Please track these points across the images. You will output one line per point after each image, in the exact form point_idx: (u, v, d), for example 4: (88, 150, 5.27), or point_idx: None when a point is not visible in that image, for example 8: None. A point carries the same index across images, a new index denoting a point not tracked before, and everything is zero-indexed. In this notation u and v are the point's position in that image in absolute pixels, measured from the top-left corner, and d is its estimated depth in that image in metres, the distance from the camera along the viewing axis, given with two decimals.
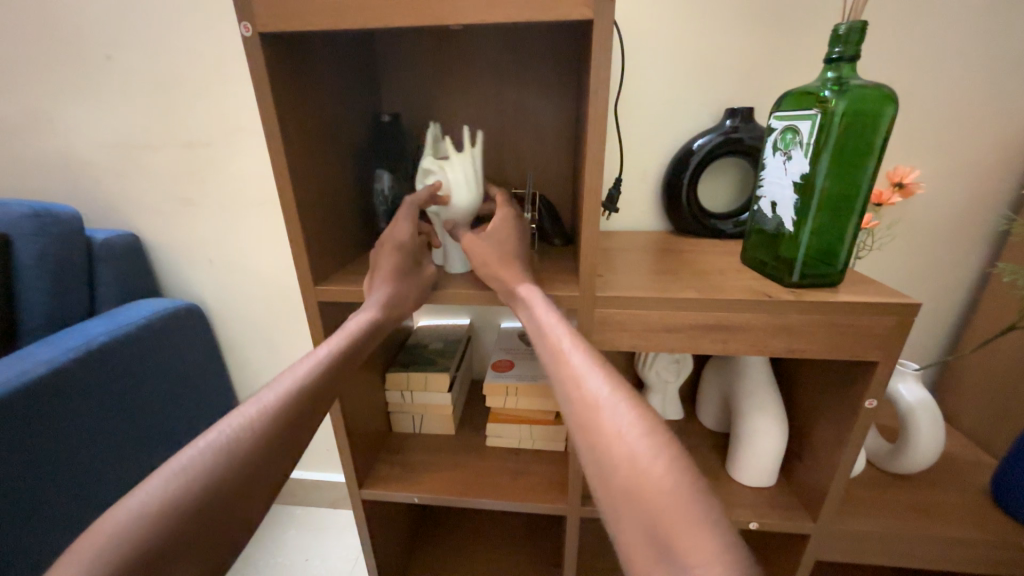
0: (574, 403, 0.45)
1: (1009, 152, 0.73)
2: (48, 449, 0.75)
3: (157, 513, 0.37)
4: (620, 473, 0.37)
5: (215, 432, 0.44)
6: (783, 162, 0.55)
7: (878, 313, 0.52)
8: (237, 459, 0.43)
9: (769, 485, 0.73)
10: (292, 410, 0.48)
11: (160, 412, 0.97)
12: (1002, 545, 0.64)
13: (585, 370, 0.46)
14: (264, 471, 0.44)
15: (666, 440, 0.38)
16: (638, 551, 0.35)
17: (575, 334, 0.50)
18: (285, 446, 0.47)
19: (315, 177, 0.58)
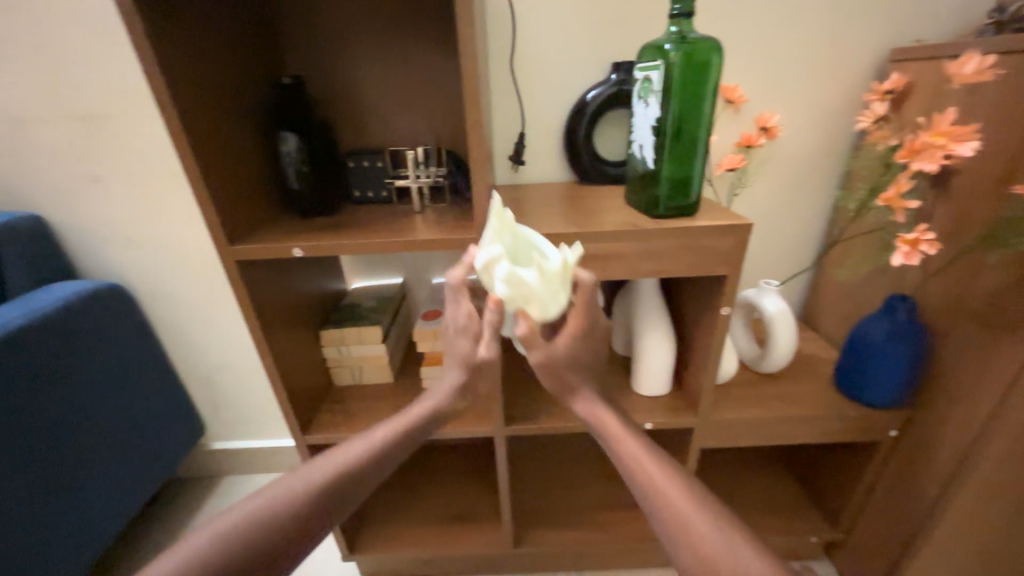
0: (645, 489, 0.52)
1: (848, 96, 0.86)
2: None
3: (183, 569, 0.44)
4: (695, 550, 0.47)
5: (265, 497, 0.52)
6: (644, 109, 0.63)
7: (721, 233, 0.63)
8: (287, 523, 0.51)
9: (664, 393, 0.86)
10: (336, 487, 0.56)
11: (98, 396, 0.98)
12: (836, 416, 0.81)
13: (649, 462, 0.53)
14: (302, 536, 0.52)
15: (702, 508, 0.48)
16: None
17: (631, 426, 0.57)
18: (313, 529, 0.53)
19: (216, 141, 0.60)
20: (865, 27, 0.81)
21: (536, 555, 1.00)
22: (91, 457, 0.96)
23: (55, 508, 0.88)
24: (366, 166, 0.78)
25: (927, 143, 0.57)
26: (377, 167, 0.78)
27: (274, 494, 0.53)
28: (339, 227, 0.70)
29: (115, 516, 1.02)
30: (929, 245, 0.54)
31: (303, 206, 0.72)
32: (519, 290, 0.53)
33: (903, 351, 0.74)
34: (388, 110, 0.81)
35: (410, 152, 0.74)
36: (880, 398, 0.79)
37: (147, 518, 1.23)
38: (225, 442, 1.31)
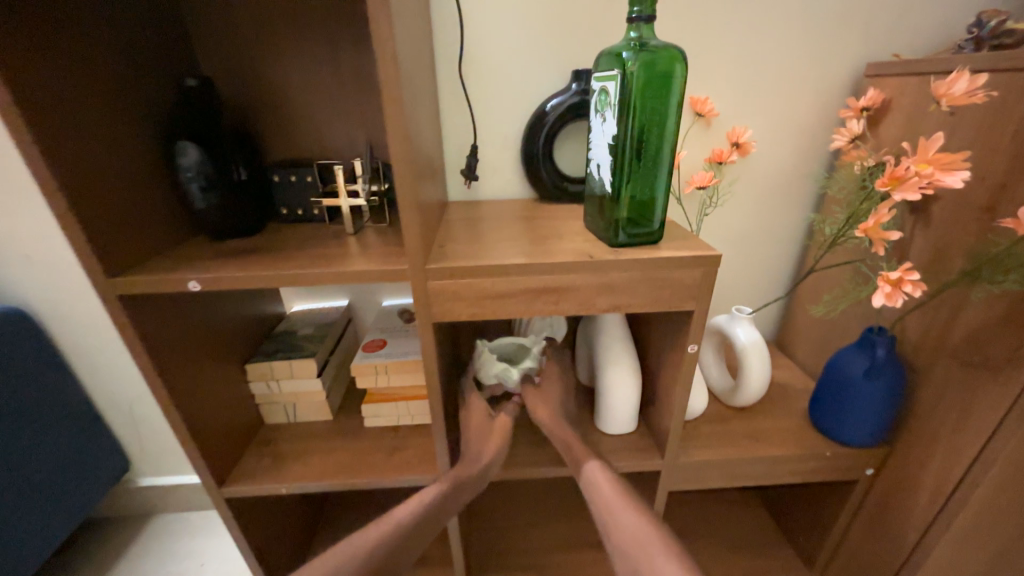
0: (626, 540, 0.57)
1: (822, 112, 0.81)
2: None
3: None
4: None
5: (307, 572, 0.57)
6: (601, 123, 0.56)
7: (687, 265, 0.56)
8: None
9: (630, 430, 0.79)
10: (389, 550, 0.61)
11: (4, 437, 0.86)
12: (812, 456, 0.75)
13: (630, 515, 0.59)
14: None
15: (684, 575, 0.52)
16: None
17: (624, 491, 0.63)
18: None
19: (87, 154, 0.50)
20: (839, 39, 0.76)
21: None
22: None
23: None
24: (293, 181, 0.70)
25: (911, 171, 0.51)
26: (305, 182, 0.70)
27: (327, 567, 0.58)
28: (253, 253, 0.60)
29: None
30: (914, 286, 0.48)
31: (212, 227, 0.62)
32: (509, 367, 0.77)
33: (880, 387, 0.69)
34: (321, 118, 0.72)
35: (341, 166, 0.65)
36: (859, 436, 0.73)
37: (60, 569, 1.09)
38: (155, 479, 1.19)
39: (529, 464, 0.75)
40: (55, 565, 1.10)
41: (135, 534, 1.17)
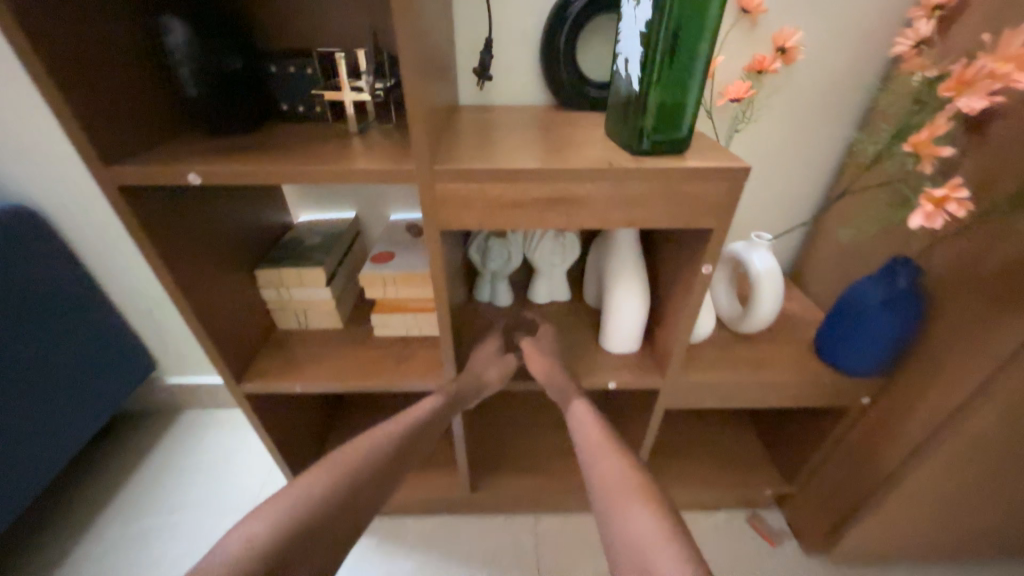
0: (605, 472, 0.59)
1: (888, 11, 0.70)
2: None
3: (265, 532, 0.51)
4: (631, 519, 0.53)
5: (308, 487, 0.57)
6: (634, 8, 0.50)
7: (711, 179, 0.52)
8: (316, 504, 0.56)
9: (633, 351, 0.80)
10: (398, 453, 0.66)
11: (27, 336, 0.91)
12: (811, 383, 0.76)
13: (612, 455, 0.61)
14: (333, 519, 0.56)
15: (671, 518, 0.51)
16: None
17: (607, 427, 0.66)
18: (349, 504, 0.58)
19: (53, 18, 0.44)
20: None
21: (494, 499, 1.00)
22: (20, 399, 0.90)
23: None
24: (292, 73, 0.63)
25: (984, 72, 0.48)
26: (306, 75, 0.63)
27: (303, 486, 0.57)
28: (251, 149, 0.57)
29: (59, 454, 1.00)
30: (959, 205, 0.45)
31: (207, 119, 0.59)
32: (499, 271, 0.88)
33: (892, 320, 0.68)
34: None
35: (341, 56, 0.59)
36: (861, 366, 0.74)
37: (106, 449, 1.21)
38: (181, 378, 1.27)
39: None
40: (102, 446, 1.22)
41: (169, 424, 1.28)
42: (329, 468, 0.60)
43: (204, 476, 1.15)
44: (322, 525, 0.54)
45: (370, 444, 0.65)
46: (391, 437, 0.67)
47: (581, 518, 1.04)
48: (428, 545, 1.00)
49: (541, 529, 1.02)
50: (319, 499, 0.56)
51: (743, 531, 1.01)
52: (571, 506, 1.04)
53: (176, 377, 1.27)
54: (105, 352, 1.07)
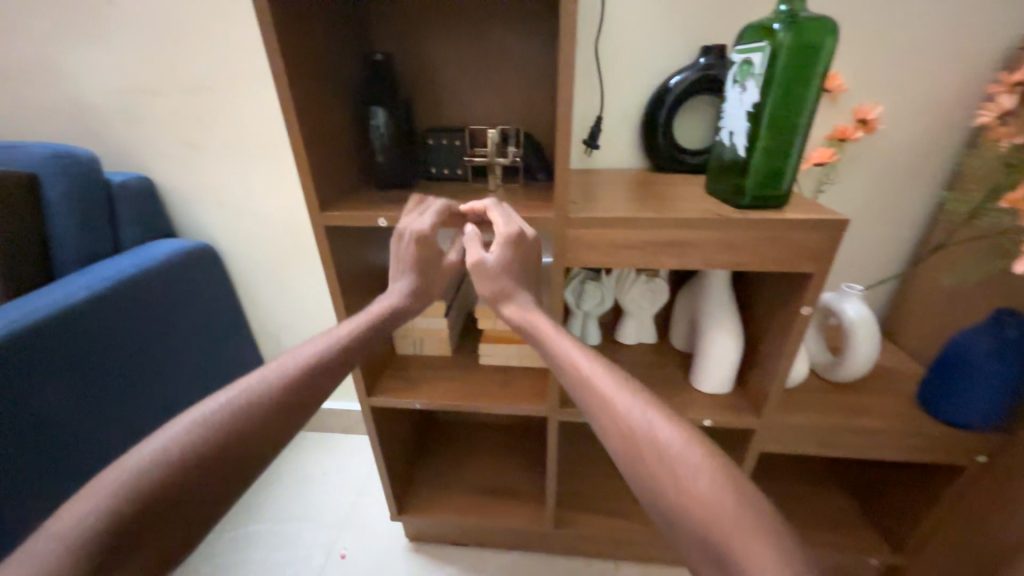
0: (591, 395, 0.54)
1: (965, 87, 0.78)
2: (82, 374, 0.83)
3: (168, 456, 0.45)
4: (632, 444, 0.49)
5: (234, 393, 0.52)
6: (739, 93, 0.60)
7: (812, 228, 0.59)
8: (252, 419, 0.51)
9: (725, 391, 0.83)
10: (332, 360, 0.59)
11: (182, 352, 1.05)
12: (917, 434, 0.75)
13: (594, 373, 0.55)
14: (232, 455, 0.48)
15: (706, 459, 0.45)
16: (694, 548, 0.43)
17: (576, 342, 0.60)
18: (284, 415, 0.53)
19: (308, 108, 0.62)
20: (994, 8, 0.73)
21: (576, 537, 1.01)
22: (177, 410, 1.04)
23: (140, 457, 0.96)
24: (445, 144, 0.80)
25: None
26: (456, 146, 0.80)
27: (221, 399, 0.51)
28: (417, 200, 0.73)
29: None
30: None
31: (384, 179, 0.76)
32: (591, 313, 0.94)
33: (1004, 366, 0.69)
34: (468, 89, 0.83)
35: (489, 132, 0.75)
36: (973, 418, 0.73)
37: None
38: None
39: None
40: None
41: None
42: (224, 401, 0.51)
43: (300, 492, 1.24)
44: (206, 467, 0.46)
45: (276, 377, 0.55)
46: (306, 367, 0.57)
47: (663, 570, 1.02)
48: None
49: None
50: (201, 440, 0.47)
51: None
52: (653, 554, 1.02)
53: None
54: (234, 373, 1.21)
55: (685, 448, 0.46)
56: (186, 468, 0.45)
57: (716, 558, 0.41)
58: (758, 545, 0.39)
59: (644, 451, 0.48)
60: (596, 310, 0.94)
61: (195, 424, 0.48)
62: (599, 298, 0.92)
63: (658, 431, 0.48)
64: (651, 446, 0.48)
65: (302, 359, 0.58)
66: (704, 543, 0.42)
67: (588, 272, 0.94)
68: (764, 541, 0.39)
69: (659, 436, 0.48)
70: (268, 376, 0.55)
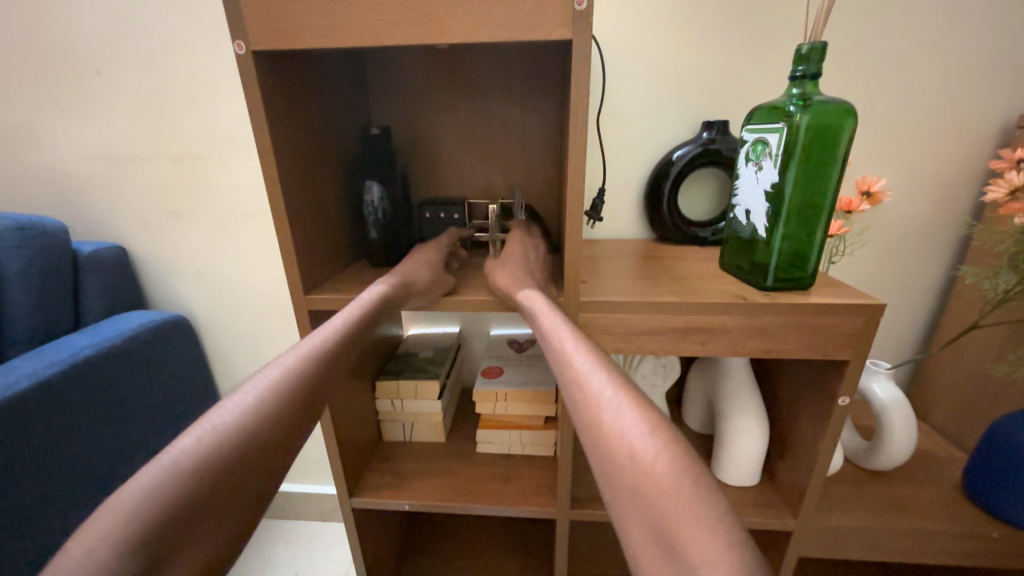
0: (584, 409, 0.40)
1: (965, 162, 0.78)
2: (25, 479, 0.70)
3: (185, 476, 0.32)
4: (626, 477, 0.33)
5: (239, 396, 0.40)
6: (755, 172, 0.58)
7: (845, 313, 0.55)
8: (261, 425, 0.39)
9: (752, 484, 0.75)
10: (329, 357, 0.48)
11: (135, 442, 0.92)
12: (975, 535, 0.67)
13: (593, 375, 0.41)
14: (241, 475, 0.36)
15: (674, 440, 0.33)
16: (648, 553, 0.31)
17: (582, 339, 0.47)
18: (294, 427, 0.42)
19: (298, 185, 0.58)
20: (985, 90, 0.74)
21: None
22: None
23: None
24: (443, 217, 0.76)
25: None
26: (453, 219, 0.76)
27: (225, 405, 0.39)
28: None
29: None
30: None
31: (377, 255, 0.70)
32: None
33: None
34: (467, 161, 0.81)
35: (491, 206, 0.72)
36: None
37: None
38: None
39: None
40: None
41: None
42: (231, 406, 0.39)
43: None
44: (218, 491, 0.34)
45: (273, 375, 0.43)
46: (303, 362, 0.46)
47: None
48: None
49: None
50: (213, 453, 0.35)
51: None
52: None
53: None
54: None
55: (650, 429, 0.34)
56: (199, 485, 0.33)
57: (669, 560, 0.28)
58: (717, 546, 0.26)
59: (606, 431, 0.36)
60: None
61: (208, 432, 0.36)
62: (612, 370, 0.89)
63: (623, 408, 0.37)
64: (614, 425, 0.36)
65: (301, 354, 0.46)
66: (657, 536, 0.30)
67: None
68: (727, 544, 0.26)
69: (624, 414, 0.36)
70: (264, 376, 0.43)
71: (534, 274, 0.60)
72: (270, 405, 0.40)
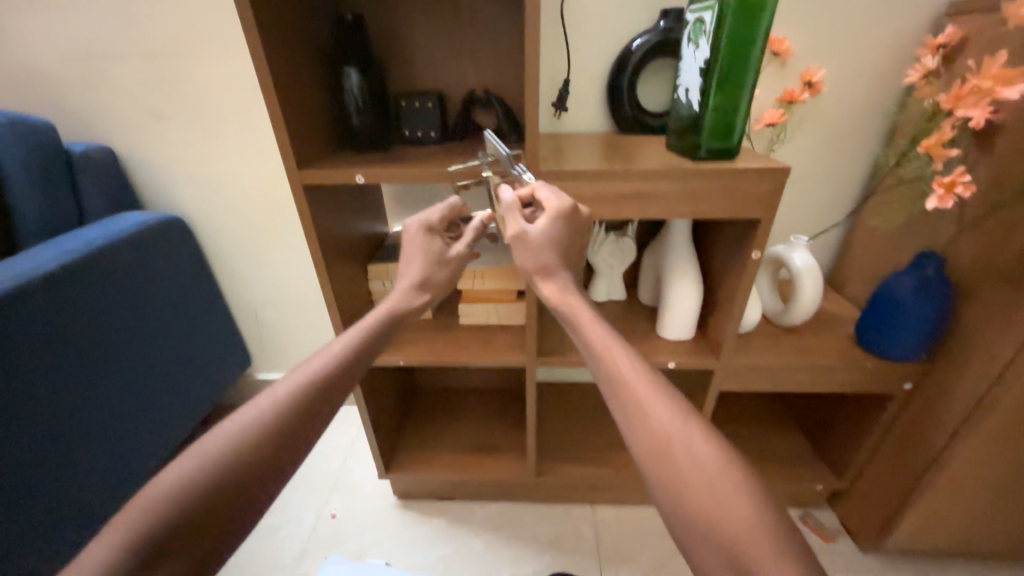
0: (641, 428, 0.48)
1: (897, 52, 0.85)
2: (60, 347, 0.83)
3: (188, 486, 0.45)
4: (698, 505, 0.42)
5: (252, 417, 0.51)
6: (694, 51, 0.66)
7: (760, 177, 0.65)
8: (264, 442, 0.50)
9: (687, 338, 0.91)
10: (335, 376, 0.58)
11: (137, 358, 1.00)
12: (855, 367, 0.84)
13: (652, 397, 0.49)
14: (244, 482, 0.48)
15: (740, 473, 0.43)
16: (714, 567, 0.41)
17: (635, 359, 0.53)
18: (296, 437, 0.53)
19: (282, 65, 0.63)
20: None
21: (556, 485, 1.09)
22: (157, 379, 1.05)
23: (119, 426, 0.95)
24: (417, 107, 0.82)
25: (973, 87, 0.58)
26: (427, 109, 0.82)
27: (234, 427, 0.50)
28: (396, 160, 0.76)
29: (166, 446, 1.08)
30: (966, 187, 0.56)
31: (360, 141, 0.78)
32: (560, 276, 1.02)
33: (927, 304, 0.76)
34: (439, 53, 0.85)
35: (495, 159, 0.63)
36: (902, 350, 0.82)
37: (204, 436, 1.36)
38: (268, 374, 1.41)
39: None
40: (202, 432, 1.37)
41: None
42: (239, 428, 0.50)
43: None
44: (222, 493, 0.46)
45: (280, 397, 0.54)
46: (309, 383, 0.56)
47: (636, 512, 1.11)
48: (494, 526, 1.08)
49: (599, 517, 1.10)
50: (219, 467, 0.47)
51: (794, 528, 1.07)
52: (625, 496, 1.12)
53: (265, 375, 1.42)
54: (203, 360, 1.18)
55: (714, 458, 0.44)
56: (202, 490, 0.45)
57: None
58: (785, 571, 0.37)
59: (674, 458, 0.45)
60: None
61: (216, 452, 0.48)
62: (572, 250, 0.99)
63: (689, 434, 0.45)
64: (682, 451, 0.45)
65: (310, 376, 0.56)
66: (725, 556, 0.40)
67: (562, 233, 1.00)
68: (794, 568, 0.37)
69: (689, 440, 0.45)
70: (271, 399, 0.53)
71: (554, 235, 0.60)
72: (271, 423, 0.51)
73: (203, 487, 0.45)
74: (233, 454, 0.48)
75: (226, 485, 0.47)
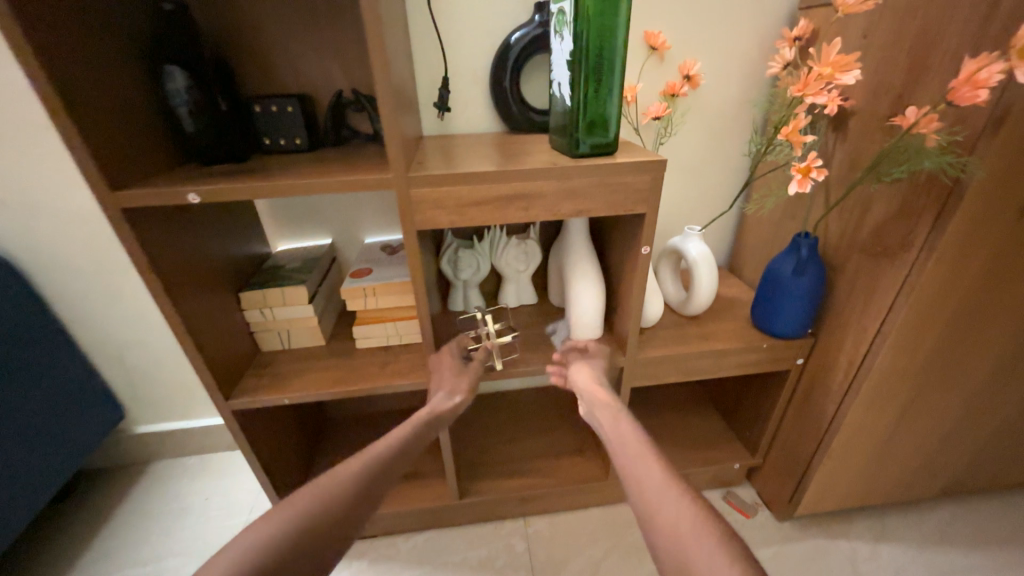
0: (649, 492, 0.58)
1: (761, 44, 0.89)
2: None
3: (278, 534, 0.49)
4: (691, 555, 0.50)
5: (337, 474, 0.58)
6: (560, 43, 0.64)
7: (637, 170, 0.64)
8: (344, 496, 0.56)
9: (595, 338, 0.89)
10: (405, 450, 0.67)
11: None
12: (752, 349, 0.87)
13: (659, 472, 0.60)
14: (322, 531, 0.52)
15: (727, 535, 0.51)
16: None
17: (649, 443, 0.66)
18: (373, 497, 0.59)
19: (69, 62, 0.52)
20: None
21: (484, 506, 1.03)
22: None
23: None
24: (275, 111, 0.72)
25: (818, 74, 0.59)
26: (287, 113, 0.73)
27: (320, 485, 0.56)
28: (249, 173, 0.66)
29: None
30: (819, 171, 0.58)
31: (202, 153, 0.67)
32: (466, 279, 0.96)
33: (806, 282, 0.80)
34: (297, 51, 0.76)
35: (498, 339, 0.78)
36: (789, 327, 0.85)
37: (68, 512, 1.14)
38: (150, 425, 1.22)
39: (515, 369, 0.84)
40: (65, 507, 1.15)
41: (137, 477, 1.22)
42: (323, 484, 0.56)
43: (180, 524, 1.10)
44: (310, 535, 0.51)
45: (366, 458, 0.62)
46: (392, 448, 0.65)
47: (569, 518, 1.08)
48: (422, 560, 1.01)
49: (532, 531, 1.06)
50: (312, 512, 0.53)
51: (719, 508, 1.10)
52: (557, 504, 1.08)
53: (145, 426, 1.22)
54: (60, 422, 1.00)
55: (704, 520, 0.52)
56: (286, 541, 0.49)
57: None
58: None
59: (674, 514, 0.54)
60: (474, 276, 0.96)
61: (299, 504, 0.53)
62: (476, 251, 0.93)
63: (688, 500, 0.55)
64: (679, 511, 0.54)
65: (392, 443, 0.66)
66: None
67: (462, 239, 0.94)
68: None
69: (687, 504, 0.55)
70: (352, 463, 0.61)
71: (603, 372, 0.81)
72: (353, 482, 0.58)
73: (285, 538, 0.49)
74: (321, 506, 0.54)
75: (304, 535, 0.51)
